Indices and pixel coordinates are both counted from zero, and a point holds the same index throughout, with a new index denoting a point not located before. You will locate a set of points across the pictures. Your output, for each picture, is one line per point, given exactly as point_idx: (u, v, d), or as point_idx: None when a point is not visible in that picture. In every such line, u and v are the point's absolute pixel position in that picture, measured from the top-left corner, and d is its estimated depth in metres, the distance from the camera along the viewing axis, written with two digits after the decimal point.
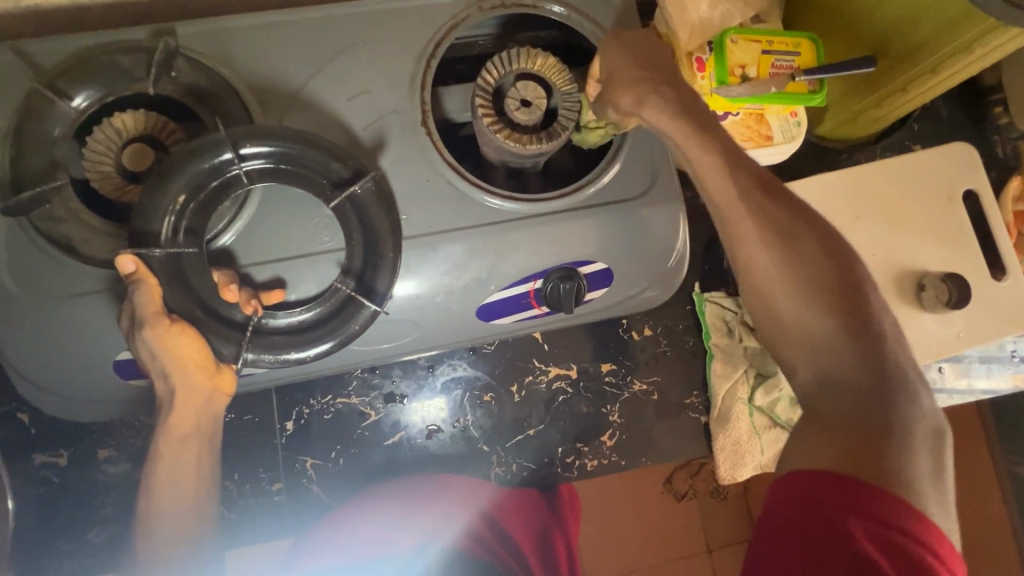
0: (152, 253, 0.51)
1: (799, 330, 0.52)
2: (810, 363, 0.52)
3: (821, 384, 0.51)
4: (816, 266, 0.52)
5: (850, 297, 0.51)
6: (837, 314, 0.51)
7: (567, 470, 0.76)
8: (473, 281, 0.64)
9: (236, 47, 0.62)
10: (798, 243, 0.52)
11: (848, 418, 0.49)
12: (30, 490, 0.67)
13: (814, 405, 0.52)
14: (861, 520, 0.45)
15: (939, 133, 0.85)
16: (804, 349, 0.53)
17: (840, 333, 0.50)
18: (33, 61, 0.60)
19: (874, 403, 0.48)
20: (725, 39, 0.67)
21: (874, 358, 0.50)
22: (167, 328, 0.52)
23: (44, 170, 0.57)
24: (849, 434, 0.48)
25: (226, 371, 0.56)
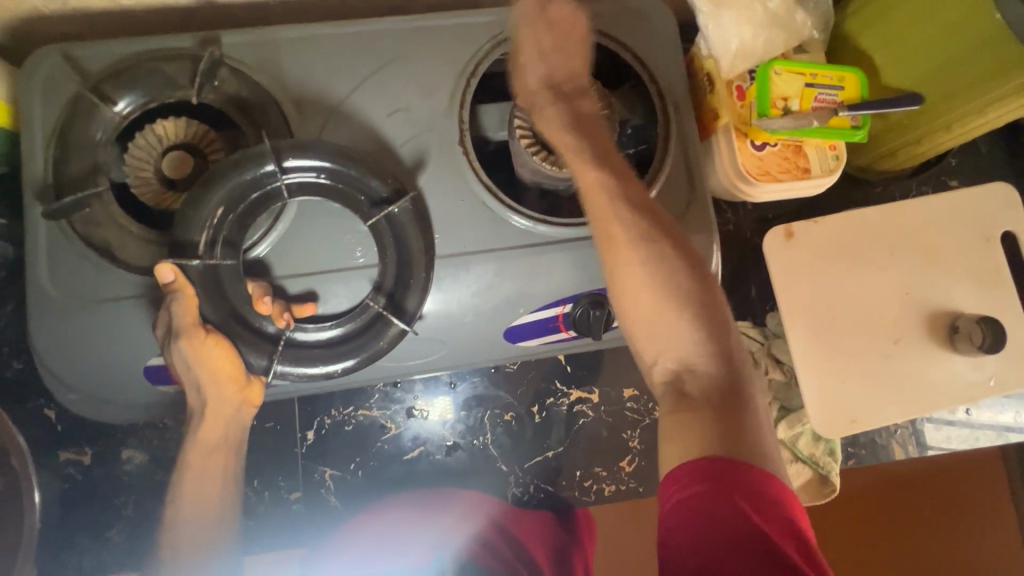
0: (191, 264, 0.52)
1: (663, 323, 0.53)
2: (666, 355, 0.53)
3: (680, 372, 0.53)
4: (675, 266, 0.53)
5: (694, 293, 0.52)
6: (691, 308, 0.52)
7: (584, 494, 0.75)
8: (502, 303, 0.64)
9: (279, 56, 0.62)
10: (649, 233, 0.53)
11: (706, 401, 0.50)
12: (54, 486, 0.68)
13: (679, 393, 0.52)
14: (745, 498, 0.44)
15: (977, 171, 0.84)
16: (665, 336, 0.53)
17: (692, 325, 0.52)
18: (80, 64, 0.60)
19: (728, 390, 0.50)
20: (770, 70, 0.65)
21: (721, 346, 0.52)
22: (203, 339, 0.53)
23: (86, 174, 0.58)
24: (704, 414, 0.49)
25: (255, 383, 0.57)
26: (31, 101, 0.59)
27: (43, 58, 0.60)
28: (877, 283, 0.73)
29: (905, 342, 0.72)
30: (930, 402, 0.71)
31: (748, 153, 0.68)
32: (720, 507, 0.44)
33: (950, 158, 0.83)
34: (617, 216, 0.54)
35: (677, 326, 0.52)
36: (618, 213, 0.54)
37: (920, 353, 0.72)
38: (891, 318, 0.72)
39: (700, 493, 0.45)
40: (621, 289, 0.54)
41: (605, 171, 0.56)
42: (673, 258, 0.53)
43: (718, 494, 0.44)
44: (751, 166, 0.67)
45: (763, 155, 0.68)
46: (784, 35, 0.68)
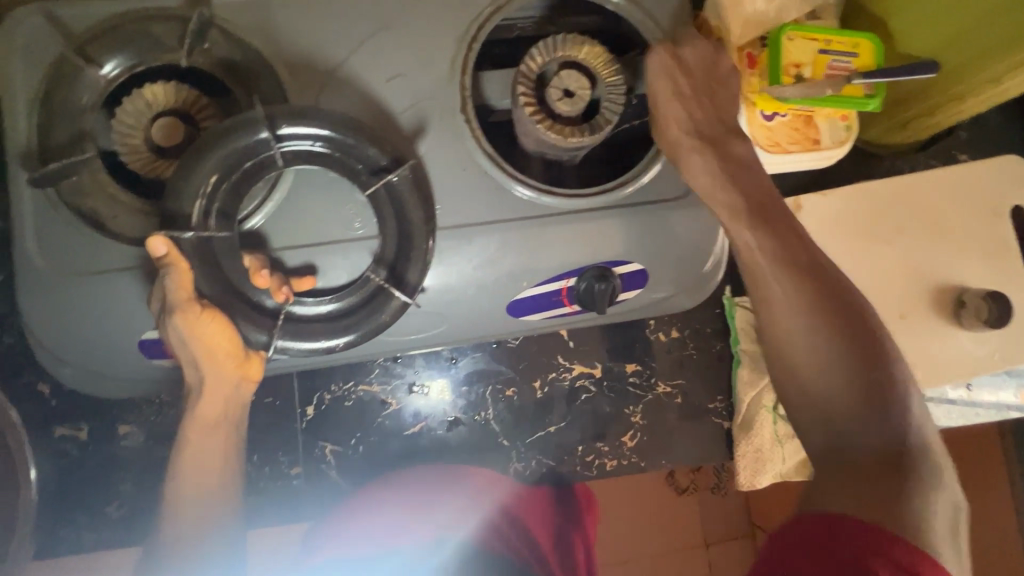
0: (183, 235, 0.50)
1: (818, 379, 0.50)
2: (812, 406, 0.50)
3: (834, 434, 0.49)
4: (836, 318, 0.50)
5: (860, 354, 0.49)
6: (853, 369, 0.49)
7: (586, 468, 0.75)
8: (505, 276, 0.62)
9: (272, 17, 0.60)
10: (807, 283, 0.51)
11: (870, 471, 0.46)
12: (51, 461, 0.67)
13: (831, 452, 0.49)
14: (872, 555, 0.41)
15: (986, 145, 0.83)
16: (819, 396, 0.50)
17: (856, 386, 0.48)
18: (62, 24, 0.57)
19: (896, 456, 0.46)
20: (783, 35, 0.64)
21: (898, 414, 0.47)
22: (198, 315, 0.51)
23: (72, 141, 0.56)
24: (863, 478, 0.46)
25: (255, 359, 0.56)
26: (12, 63, 0.56)
27: (23, 17, 0.57)
28: (885, 259, 0.72)
29: (911, 318, 0.71)
30: (933, 378, 0.71)
31: (757, 124, 0.66)
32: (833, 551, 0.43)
33: (959, 131, 0.82)
34: (766, 258, 0.53)
35: (835, 385, 0.49)
36: (773, 259, 0.52)
37: (925, 329, 0.71)
38: (898, 296, 0.71)
39: (821, 536, 0.43)
40: (772, 339, 0.52)
41: (740, 201, 0.55)
42: (837, 310, 0.50)
43: (833, 540, 0.43)
44: (760, 136, 0.65)
45: (773, 125, 0.66)
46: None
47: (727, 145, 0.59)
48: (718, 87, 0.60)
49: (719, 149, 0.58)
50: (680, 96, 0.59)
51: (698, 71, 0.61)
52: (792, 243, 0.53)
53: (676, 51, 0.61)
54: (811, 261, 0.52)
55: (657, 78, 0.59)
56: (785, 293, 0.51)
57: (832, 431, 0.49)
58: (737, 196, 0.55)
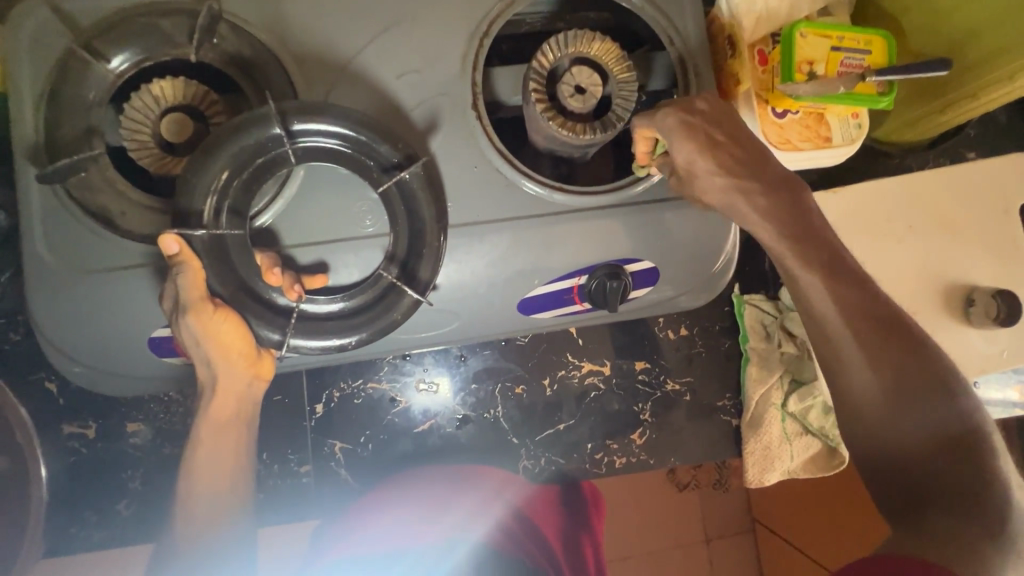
0: (195, 233, 0.50)
1: (896, 434, 0.49)
2: (897, 466, 0.49)
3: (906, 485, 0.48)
4: (909, 368, 0.49)
5: (936, 410, 0.48)
6: (931, 425, 0.48)
7: (595, 466, 0.75)
8: (516, 274, 0.62)
9: (282, 12, 0.59)
10: (877, 336, 0.50)
11: (950, 528, 0.45)
12: (59, 459, 0.66)
13: (903, 506, 0.48)
14: None
15: (995, 142, 0.83)
16: (891, 449, 0.49)
17: (938, 443, 0.47)
18: (70, 18, 0.56)
19: (975, 512, 0.45)
20: (796, 31, 0.62)
21: (977, 470, 0.46)
22: (212, 314, 0.51)
23: (80, 137, 0.55)
24: (939, 538, 0.45)
25: (267, 357, 0.57)
26: (19, 58, 0.56)
27: (30, 11, 0.56)
28: (895, 257, 0.72)
29: (921, 316, 0.71)
30: None
31: (769, 122, 0.65)
32: None
33: (968, 128, 0.82)
34: (838, 309, 0.51)
35: (921, 444, 0.48)
36: (844, 314, 0.50)
37: (935, 328, 0.71)
38: (908, 294, 0.71)
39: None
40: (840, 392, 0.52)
41: (813, 250, 0.51)
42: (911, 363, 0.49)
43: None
44: (772, 134, 0.65)
45: (784, 122, 0.65)
46: None
47: (795, 190, 0.52)
48: (745, 127, 0.53)
49: (793, 191, 0.52)
50: (724, 169, 0.52)
51: (717, 119, 0.54)
52: (865, 293, 0.50)
53: (688, 108, 0.54)
54: (883, 316, 0.50)
55: (676, 140, 0.53)
56: (862, 356, 0.50)
57: (914, 490, 0.48)
58: (802, 242, 0.51)
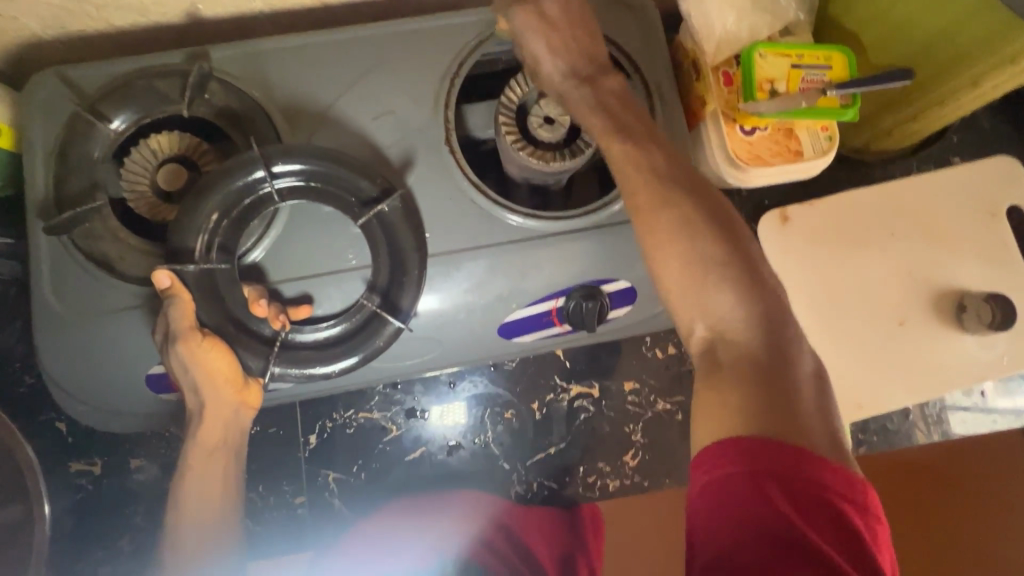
0: (186, 269, 0.54)
1: (693, 285, 0.47)
2: (714, 320, 0.46)
3: (713, 344, 0.46)
4: (699, 219, 0.47)
5: (783, 349, 0.45)
6: (753, 287, 0.46)
7: (588, 490, 0.75)
8: (495, 299, 0.64)
9: (266, 66, 0.64)
10: (659, 180, 0.49)
11: (745, 372, 0.44)
12: (68, 496, 0.69)
13: (712, 361, 0.46)
14: (777, 482, 0.40)
15: (980, 145, 0.82)
16: (699, 305, 0.47)
17: (756, 330, 0.45)
18: (76, 85, 0.62)
19: (766, 360, 0.44)
20: (754, 52, 0.65)
21: (729, 300, 0.46)
22: (201, 344, 0.54)
23: (84, 191, 0.60)
24: (743, 384, 0.43)
25: (253, 386, 0.59)
26: (32, 123, 0.61)
27: (41, 82, 0.62)
28: (875, 265, 0.71)
29: (909, 324, 0.70)
30: (941, 384, 0.69)
31: (738, 139, 0.67)
32: (749, 490, 0.40)
33: (950, 134, 0.82)
34: (619, 140, 0.52)
35: (723, 303, 0.46)
36: (637, 161, 0.51)
37: (926, 336, 0.70)
38: (894, 301, 0.70)
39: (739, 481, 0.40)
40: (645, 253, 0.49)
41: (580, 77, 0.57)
42: (672, 203, 0.48)
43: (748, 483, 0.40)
44: (740, 151, 0.66)
45: (752, 139, 0.67)
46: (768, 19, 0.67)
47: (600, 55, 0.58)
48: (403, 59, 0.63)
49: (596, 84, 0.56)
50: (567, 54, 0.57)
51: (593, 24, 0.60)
52: (619, 122, 0.54)
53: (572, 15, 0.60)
54: (693, 193, 0.49)
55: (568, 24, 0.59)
56: (677, 212, 0.48)
57: (725, 348, 0.46)
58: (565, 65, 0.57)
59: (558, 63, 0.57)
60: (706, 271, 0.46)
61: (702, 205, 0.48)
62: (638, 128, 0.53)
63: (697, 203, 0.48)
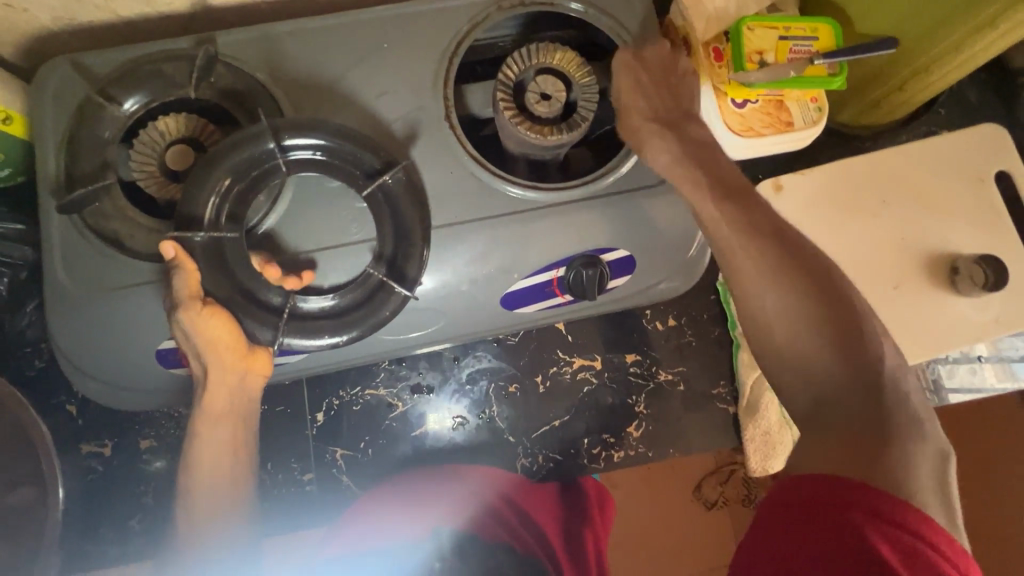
0: (195, 236, 0.54)
1: (791, 346, 0.50)
2: (813, 380, 0.49)
3: (816, 403, 0.48)
4: (798, 281, 0.50)
5: (887, 410, 0.45)
6: (853, 351, 0.48)
7: (593, 461, 0.75)
8: (497, 270, 0.65)
9: (270, 50, 0.66)
10: (757, 239, 0.52)
11: (851, 433, 0.45)
12: (79, 476, 0.70)
13: (812, 419, 0.48)
14: (854, 510, 0.41)
15: (967, 116, 0.84)
16: (796, 364, 0.50)
17: (855, 391, 0.47)
18: (85, 71, 0.64)
19: (870, 420, 0.45)
20: (742, 27, 0.67)
21: (827, 359, 0.48)
22: (200, 312, 0.54)
23: (95, 171, 0.62)
24: (844, 446, 0.45)
25: (259, 353, 0.60)
26: (43, 108, 0.63)
27: (52, 69, 0.64)
28: (869, 232, 0.73)
29: (904, 288, 0.71)
30: (937, 345, 0.70)
31: (730, 111, 0.69)
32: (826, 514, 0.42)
33: (937, 106, 0.84)
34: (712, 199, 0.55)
35: (822, 366, 0.48)
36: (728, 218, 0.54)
37: (921, 299, 0.71)
38: (888, 266, 0.72)
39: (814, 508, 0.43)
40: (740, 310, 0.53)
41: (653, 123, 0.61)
42: (770, 264, 0.51)
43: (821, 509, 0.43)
44: (733, 122, 0.68)
45: (744, 111, 0.69)
46: None
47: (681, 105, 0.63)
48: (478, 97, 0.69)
49: (676, 130, 0.60)
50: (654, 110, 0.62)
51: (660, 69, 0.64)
52: (704, 177, 0.57)
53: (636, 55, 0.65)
54: (791, 255, 0.51)
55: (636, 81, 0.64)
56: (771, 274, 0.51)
57: (827, 410, 0.47)
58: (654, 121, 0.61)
59: (640, 104, 0.62)
60: (804, 332, 0.49)
61: (799, 268, 0.51)
62: (733, 182, 0.57)
63: (796, 264, 0.51)
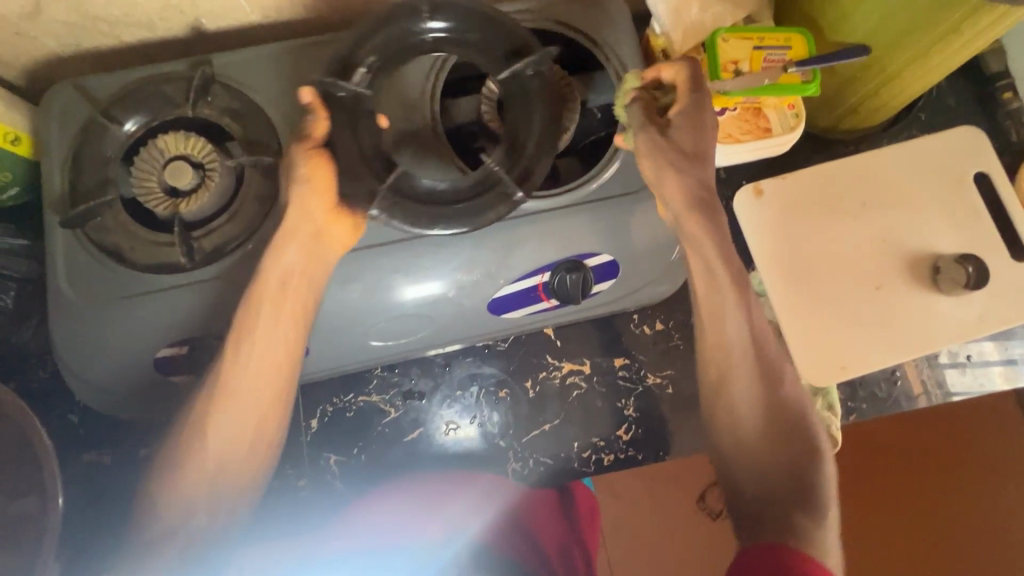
0: (336, 87, 0.54)
1: (749, 435, 0.60)
2: (757, 465, 0.59)
3: (761, 493, 0.58)
4: (760, 380, 0.60)
5: (809, 497, 0.57)
6: (792, 447, 0.59)
7: (583, 465, 0.76)
8: (483, 276, 0.66)
9: (263, 70, 0.69)
10: (738, 336, 0.60)
11: (784, 509, 0.56)
12: (81, 484, 0.72)
13: (761, 501, 0.58)
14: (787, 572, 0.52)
15: (945, 119, 0.86)
16: (753, 454, 0.60)
17: (792, 483, 0.58)
18: (88, 93, 0.67)
19: (797, 501, 0.57)
20: (717, 38, 0.70)
21: (771, 447, 0.59)
22: (308, 150, 0.56)
23: (97, 188, 0.65)
24: (774, 522, 0.56)
25: (346, 220, 0.59)
26: (49, 129, 0.66)
27: (58, 93, 0.67)
28: (850, 234, 0.74)
29: (886, 288, 0.72)
30: (920, 345, 0.70)
31: None
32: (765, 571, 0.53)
33: (916, 110, 0.85)
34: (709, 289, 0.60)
35: (771, 455, 0.59)
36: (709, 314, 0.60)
37: (903, 299, 0.72)
38: (870, 267, 0.73)
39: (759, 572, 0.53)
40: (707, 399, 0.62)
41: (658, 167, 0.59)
42: (743, 366, 0.60)
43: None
44: None
45: (723, 120, 0.71)
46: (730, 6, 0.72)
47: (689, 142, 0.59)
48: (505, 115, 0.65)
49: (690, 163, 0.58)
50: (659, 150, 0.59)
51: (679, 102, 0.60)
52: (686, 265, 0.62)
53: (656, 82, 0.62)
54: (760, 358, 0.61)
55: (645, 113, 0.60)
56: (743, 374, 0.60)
57: (775, 499, 0.57)
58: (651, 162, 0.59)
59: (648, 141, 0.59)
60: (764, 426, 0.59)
61: (765, 371, 0.60)
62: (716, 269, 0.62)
63: (760, 364, 0.60)
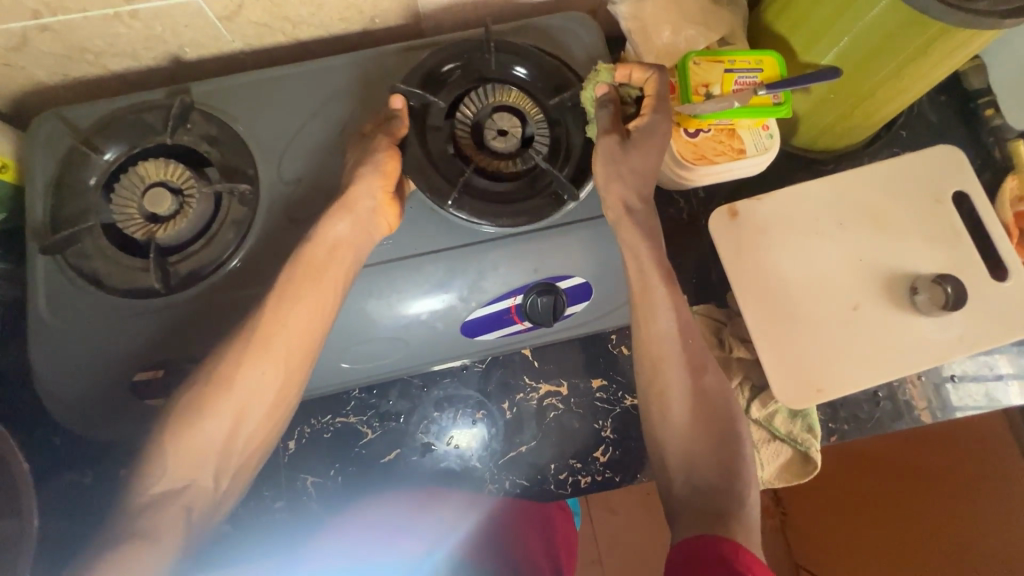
0: (415, 92, 0.65)
1: (683, 434, 0.62)
2: (692, 462, 0.61)
3: (694, 490, 0.60)
4: (693, 381, 0.63)
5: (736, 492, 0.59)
6: (725, 445, 0.61)
7: (561, 487, 0.76)
8: (455, 299, 0.67)
9: (241, 98, 0.71)
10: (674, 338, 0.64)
11: (710, 506, 0.58)
12: (61, 505, 0.73)
13: (694, 499, 0.59)
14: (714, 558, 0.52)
15: (926, 136, 0.86)
16: (688, 453, 0.61)
17: (722, 480, 0.59)
18: (72, 122, 0.69)
19: (726, 498, 0.58)
20: (688, 60, 0.70)
21: (704, 445, 0.61)
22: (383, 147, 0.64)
23: (79, 214, 0.66)
24: (705, 518, 0.57)
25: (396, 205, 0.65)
26: (33, 156, 0.68)
27: (43, 122, 0.69)
28: (825, 253, 0.74)
29: (862, 308, 0.72)
30: (897, 365, 0.70)
31: (683, 141, 0.71)
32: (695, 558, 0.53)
33: (897, 127, 0.85)
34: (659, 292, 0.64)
35: (705, 453, 0.61)
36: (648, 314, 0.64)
37: (879, 319, 0.71)
38: (846, 287, 0.72)
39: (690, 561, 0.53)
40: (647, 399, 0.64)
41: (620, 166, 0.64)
42: (678, 366, 0.63)
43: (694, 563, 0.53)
44: (685, 151, 0.71)
45: (697, 141, 0.71)
46: (701, 29, 0.72)
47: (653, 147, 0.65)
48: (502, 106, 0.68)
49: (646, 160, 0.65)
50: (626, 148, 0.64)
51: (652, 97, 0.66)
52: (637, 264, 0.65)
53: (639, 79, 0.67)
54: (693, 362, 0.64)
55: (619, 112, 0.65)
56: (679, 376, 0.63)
57: (707, 497, 0.58)
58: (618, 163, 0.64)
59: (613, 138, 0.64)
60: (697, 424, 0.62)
61: (699, 370, 0.63)
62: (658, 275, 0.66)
63: (692, 365, 0.63)
